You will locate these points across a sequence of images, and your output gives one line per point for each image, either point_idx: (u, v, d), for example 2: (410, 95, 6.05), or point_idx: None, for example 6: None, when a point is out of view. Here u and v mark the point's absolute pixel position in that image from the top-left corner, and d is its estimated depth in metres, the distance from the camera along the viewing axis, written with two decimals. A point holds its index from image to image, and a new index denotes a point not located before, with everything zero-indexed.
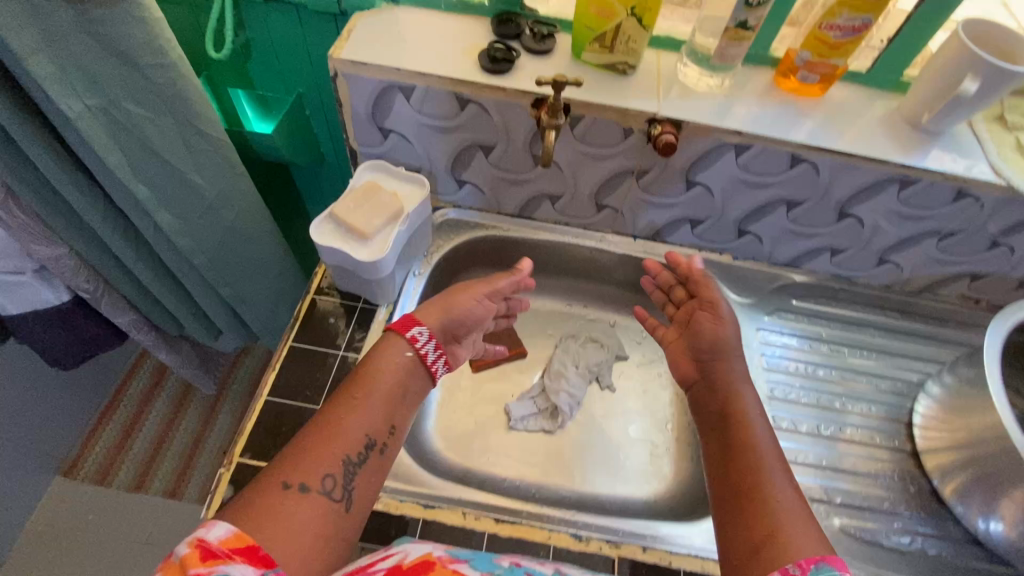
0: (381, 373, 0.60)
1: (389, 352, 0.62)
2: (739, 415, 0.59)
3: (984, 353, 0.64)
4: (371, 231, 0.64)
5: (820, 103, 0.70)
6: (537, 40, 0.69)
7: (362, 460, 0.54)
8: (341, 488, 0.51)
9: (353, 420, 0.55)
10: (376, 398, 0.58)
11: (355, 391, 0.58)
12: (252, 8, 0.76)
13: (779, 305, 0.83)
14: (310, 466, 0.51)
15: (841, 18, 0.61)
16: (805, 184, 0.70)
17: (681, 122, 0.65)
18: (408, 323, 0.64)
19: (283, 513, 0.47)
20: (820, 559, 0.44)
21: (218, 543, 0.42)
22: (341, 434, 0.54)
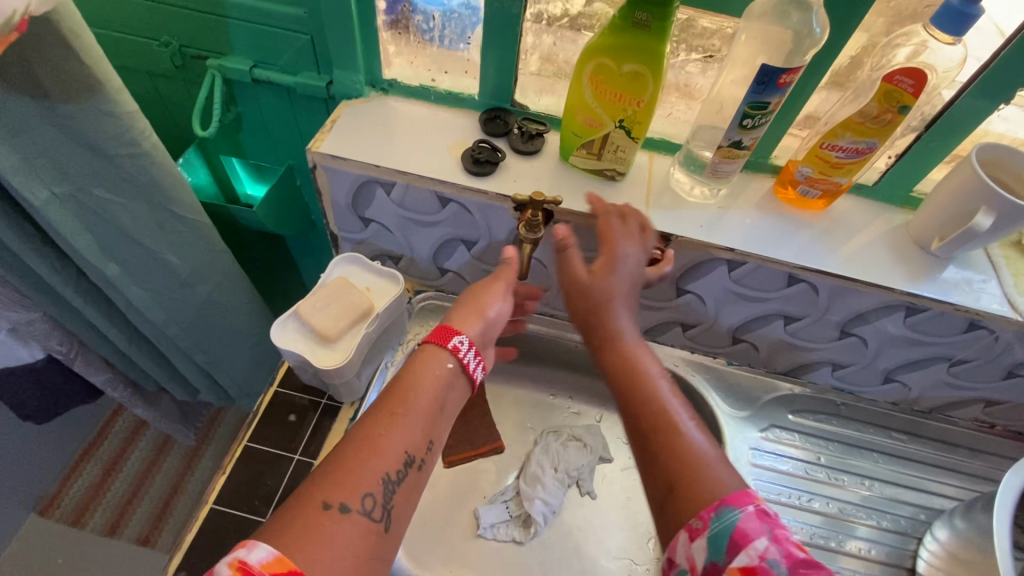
0: (421, 383, 0.55)
1: (430, 364, 0.57)
2: (633, 372, 0.56)
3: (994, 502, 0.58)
4: (336, 334, 0.61)
5: (821, 217, 0.66)
6: (525, 140, 0.67)
7: (402, 478, 0.50)
8: (380, 507, 0.48)
9: (391, 436, 0.51)
10: (418, 413, 0.54)
11: (391, 402, 0.53)
12: (243, 86, 0.75)
13: (776, 420, 0.76)
14: (350, 483, 0.47)
15: (843, 140, 0.57)
16: (804, 301, 0.66)
17: (669, 235, 0.62)
18: (446, 333, 0.58)
19: (321, 533, 0.44)
20: (721, 504, 0.45)
21: (258, 568, 0.40)
22: (383, 449, 0.50)
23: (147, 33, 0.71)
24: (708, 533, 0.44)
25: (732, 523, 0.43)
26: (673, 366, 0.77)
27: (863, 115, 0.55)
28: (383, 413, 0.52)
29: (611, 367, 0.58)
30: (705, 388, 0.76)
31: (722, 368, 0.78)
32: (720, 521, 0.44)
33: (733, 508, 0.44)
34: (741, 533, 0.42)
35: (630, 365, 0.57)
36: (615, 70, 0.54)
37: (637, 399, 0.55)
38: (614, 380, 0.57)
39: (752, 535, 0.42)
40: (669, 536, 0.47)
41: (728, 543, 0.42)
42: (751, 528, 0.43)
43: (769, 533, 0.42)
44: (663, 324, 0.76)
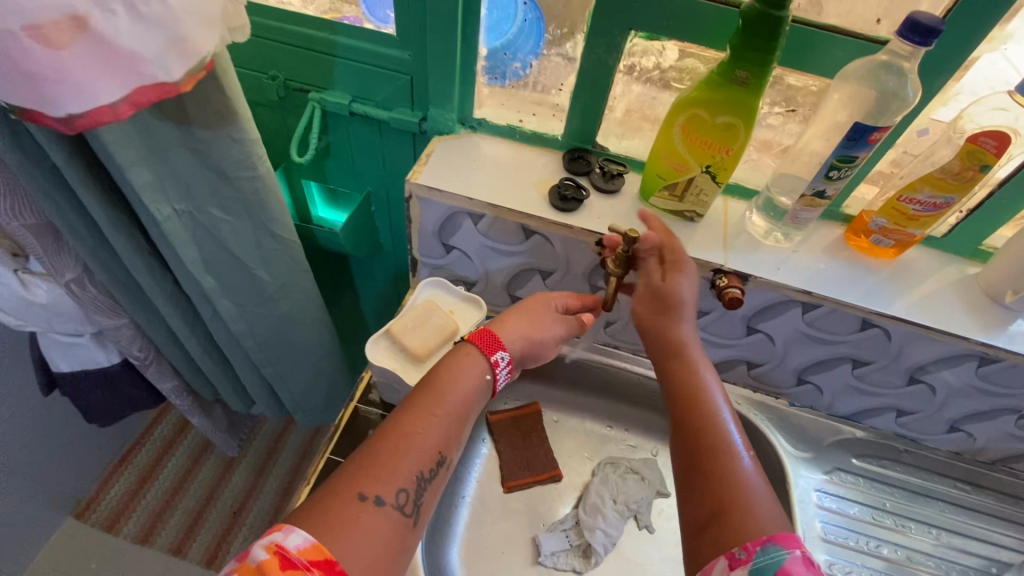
0: (456, 389, 0.57)
1: (470, 369, 0.59)
2: (694, 399, 0.56)
3: None
4: (426, 355, 0.64)
5: (892, 265, 0.68)
6: (606, 179, 0.70)
7: (430, 477, 0.52)
8: (411, 503, 0.50)
9: (426, 433, 0.53)
10: (451, 415, 0.56)
11: (431, 395, 0.56)
12: (338, 118, 0.81)
13: (839, 463, 0.77)
14: (386, 478, 0.49)
15: (922, 194, 0.60)
16: (874, 346, 0.68)
17: (747, 276, 0.64)
18: (494, 345, 0.61)
19: (356, 524, 0.46)
20: (767, 539, 0.43)
21: (294, 554, 0.41)
22: (417, 446, 0.52)
23: (258, 68, 0.77)
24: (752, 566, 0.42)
25: (779, 561, 0.42)
26: (736, 404, 0.78)
27: (944, 171, 0.58)
28: (422, 411, 0.54)
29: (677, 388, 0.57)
30: (768, 428, 0.77)
31: (784, 410, 0.78)
32: (766, 557, 0.42)
33: (781, 547, 0.42)
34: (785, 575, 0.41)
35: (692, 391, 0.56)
36: (709, 121, 0.58)
37: (698, 423, 0.54)
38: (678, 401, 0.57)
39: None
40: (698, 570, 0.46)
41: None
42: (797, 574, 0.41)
43: None
44: (728, 361, 0.77)
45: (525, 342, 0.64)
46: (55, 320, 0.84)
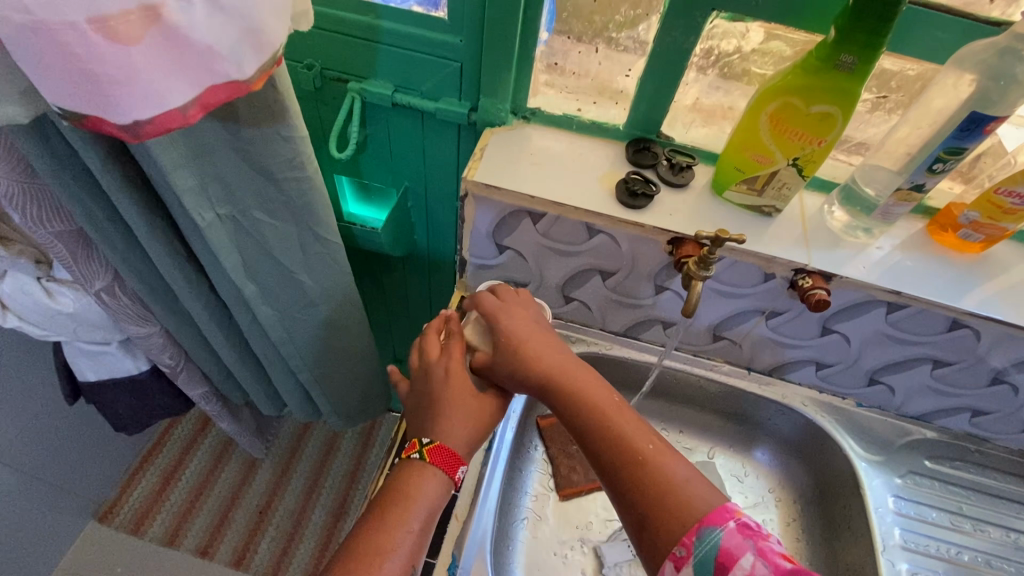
0: (422, 502, 0.52)
1: (426, 483, 0.54)
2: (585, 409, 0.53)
3: None
4: None
5: (979, 260, 0.64)
6: (675, 172, 0.66)
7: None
8: None
9: (392, 555, 0.49)
10: (418, 531, 0.52)
11: (399, 503, 0.52)
12: (378, 109, 0.76)
13: (911, 465, 0.74)
14: None
15: (1022, 186, 0.56)
16: (959, 347, 0.64)
17: (832, 275, 0.60)
18: (455, 462, 0.55)
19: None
20: (700, 525, 0.45)
21: None
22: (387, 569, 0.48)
23: (293, 57, 0.72)
24: (694, 561, 0.43)
25: (715, 544, 0.43)
26: (800, 405, 0.76)
27: None
28: (392, 530, 0.50)
29: (564, 403, 0.55)
30: (836, 430, 0.74)
31: (851, 410, 0.75)
32: (704, 545, 0.43)
33: (714, 527, 0.44)
34: (725, 554, 0.43)
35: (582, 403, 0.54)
36: (803, 110, 0.53)
37: (601, 426, 0.52)
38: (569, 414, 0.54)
39: (738, 553, 0.42)
40: (652, 567, 0.46)
41: (714, 567, 0.43)
42: (735, 547, 0.43)
43: (754, 549, 0.42)
44: (796, 362, 0.74)
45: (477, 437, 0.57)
46: (82, 329, 0.79)
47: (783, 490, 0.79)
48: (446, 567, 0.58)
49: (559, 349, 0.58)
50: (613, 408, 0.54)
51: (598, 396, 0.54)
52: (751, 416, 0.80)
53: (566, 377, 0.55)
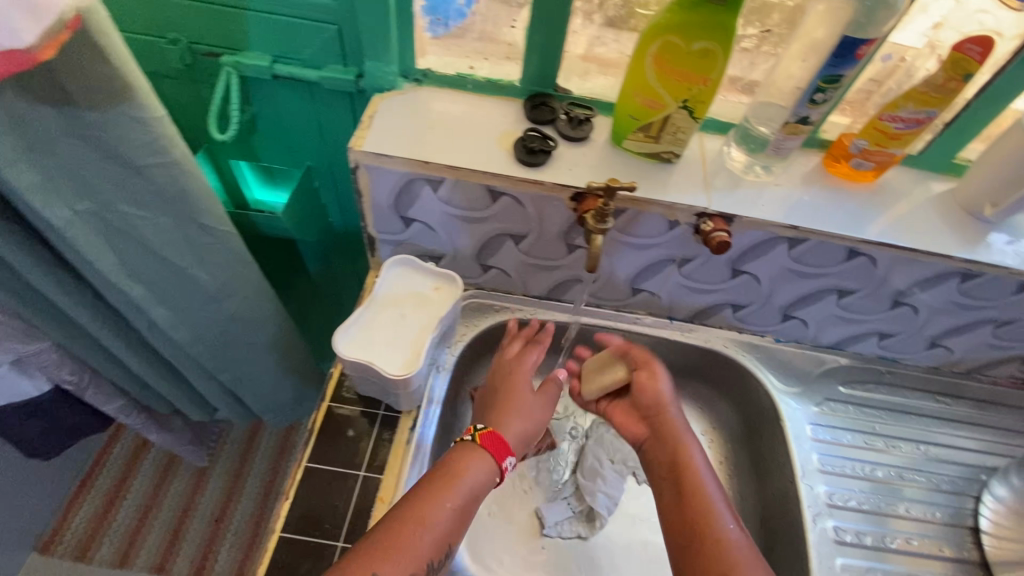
0: (468, 479, 0.56)
1: (473, 465, 0.57)
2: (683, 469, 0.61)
3: None
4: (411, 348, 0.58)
5: (873, 188, 0.66)
6: (573, 125, 0.64)
7: (438, 563, 0.52)
8: None
9: (439, 524, 0.52)
10: (461, 507, 0.54)
11: (450, 482, 0.55)
12: (260, 83, 0.70)
13: (828, 393, 0.77)
14: (398, 557, 0.49)
15: (905, 111, 0.57)
16: (860, 275, 0.66)
17: (732, 217, 0.61)
18: (502, 450, 0.59)
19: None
20: None
21: None
22: (429, 531, 0.51)
23: (153, 31, 0.65)
24: None
25: None
26: (722, 347, 0.77)
27: (928, 85, 0.56)
28: (437, 497, 0.53)
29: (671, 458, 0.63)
30: (756, 367, 0.77)
31: (770, 346, 0.78)
32: None
33: None
34: None
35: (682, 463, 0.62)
36: (684, 48, 0.52)
37: (693, 493, 0.59)
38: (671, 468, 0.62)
39: None
40: None
41: None
42: None
43: None
44: (712, 306, 0.75)
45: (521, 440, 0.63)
46: None
47: (714, 431, 0.81)
48: None
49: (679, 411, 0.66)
50: (705, 480, 0.60)
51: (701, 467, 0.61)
52: (680, 363, 0.81)
53: (680, 438, 0.64)
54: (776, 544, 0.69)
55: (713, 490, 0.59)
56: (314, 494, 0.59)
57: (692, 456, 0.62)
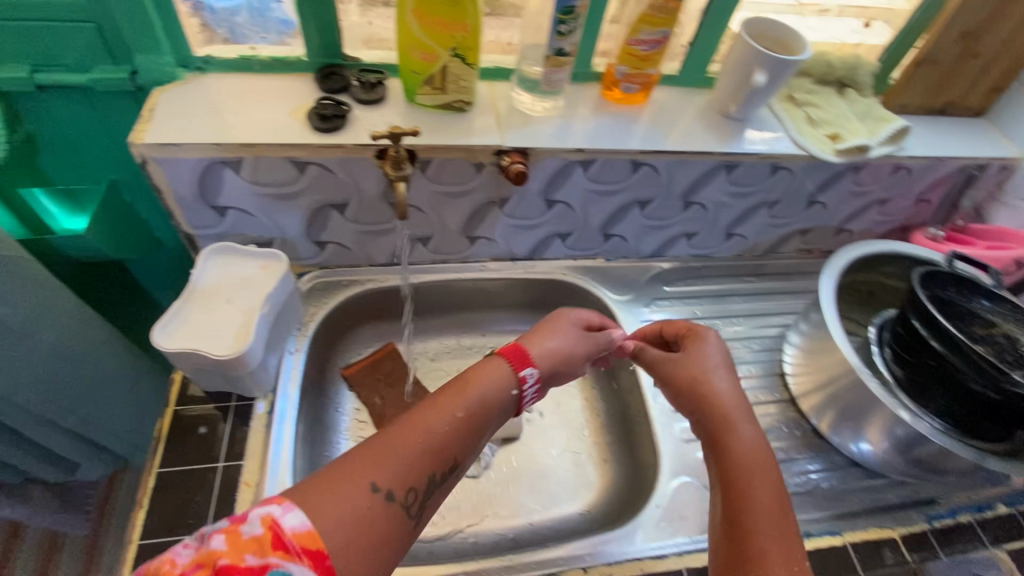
0: (483, 386, 0.53)
1: (491, 376, 0.54)
2: (737, 472, 0.49)
3: (820, 297, 0.72)
4: (242, 330, 0.58)
5: (645, 108, 0.76)
6: (366, 89, 0.67)
7: (441, 481, 0.47)
8: (418, 503, 0.44)
9: (449, 432, 0.48)
10: (474, 416, 0.51)
11: (453, 391, 0.52)
12: (25, 97, 0.65)
13: (655, 295, 0.88)
14: (399, 467, 0.44)
15: (644, 33, 0.66)
16: (649, 183, 0.76)
17: (527, 149, 0.67)
18: (520, 361, 0.57)
19: (356, 508, 0.40)
20: None
21: (288, 537, 0.36)
22: (438, 442, 0.47)
23: None
24: None
25: None
26: (562, 276, 0.85)
27: (653, 8, 0.65)
28: (444, 404, 0.49)
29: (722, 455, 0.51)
30: (591, 285, 0.86)
31: (602, 266, 0.87)
32: None
33: None
34: None
35: (736, 465, 0.50)
36: None
37: (735, 486, 0.49)
38: (712, 446, 0.53)
39: None
40: None
41: None
42: None
43: None
44: (543, 240, 0.82)
45: (549, 361, 0.60)
46: None
47: None
48: None
49: (727, 391, 0.55)
50: (758, 472, 0.49)
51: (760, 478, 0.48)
52: (531, 298, 0.88)
53: (721, 416, 0.54)
54: (634, 428, 0.78)
55: (759, 483, 0.48)
56: (172, 496, 0.58)
57: (734, 443, 0.51)
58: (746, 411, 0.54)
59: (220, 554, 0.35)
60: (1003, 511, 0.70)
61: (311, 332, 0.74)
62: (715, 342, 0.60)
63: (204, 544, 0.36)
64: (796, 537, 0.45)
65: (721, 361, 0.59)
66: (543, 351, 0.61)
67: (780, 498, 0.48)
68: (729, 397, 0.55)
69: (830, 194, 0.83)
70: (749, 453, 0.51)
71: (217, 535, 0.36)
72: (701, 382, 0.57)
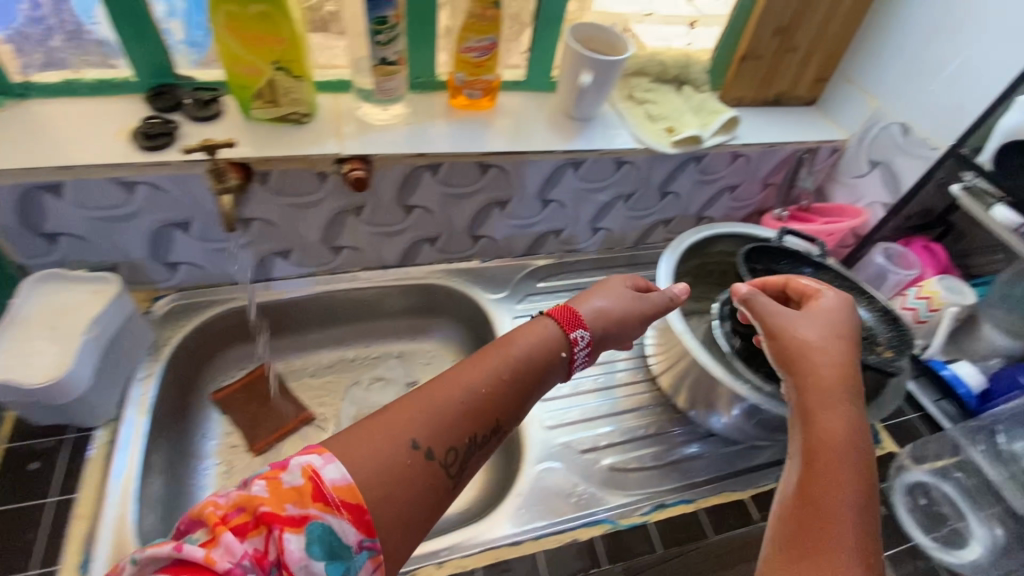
0: (521, 348, 0.54)
1: (532, 336, 0.56)
2: (825, 444, 0.47)
3: (658, 274, 0.75)
4: (58, 363, 0.58)
5: (492, 112, 0.79)
6: (199, 107, 0.67)
7: (482, 443, 0.48)
8: (458, 464, 0.46)
9: (491, 396, 0.49)
10: (512, 381, 0.52)
11: (495, 354, 0.53)
12: None
13: (528, 291, 0.90)
14: (440, 430, 0.45)
15: (471, 41, 0.69)
16: (502, 184, 0.78)
17: (368, 156, 0.68)
18: (574, 321, 0.58)
19: (398, 463, 0.43)
20: None
21: (328, 489, 0.39)
22: (477, 408, 0.48)
23: None
24: None
25: None
26: (436, 280, 0.87)
27: (473, 17, 0.68)
28: (489, 372, 0.50)
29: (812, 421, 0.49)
30: (465, 287, 0.87)
31: (476, 267, 0.89)
32: None
33: None
34: None
35: (831, 440, 0.47)
36: (243, 13, 0.58)
37: (824, 465, 0.46)
38: (801, 416, 0.51)
39: None
40: None
41: None
42: None
43: None
44: (411, 246, 0.83)
45: (606, 320, 0.62)
46: None
47: (459, 353, 0.90)
48: (76, 562, 0.57)
49: (836, 366, 0.52)
50: (847, 455, 0.46)
51: (853, 455, 0.46)
52: (409, 304, 0.88)
53: (822, 392, 0.50)
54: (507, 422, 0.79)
55: (849, 465, 0.46)
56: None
57: (830, 423, 0.48)
58: (852, 388, 0.51)
59: (262, 501, 0.38)
60: None
61: (167, 354, 0.73)
62: (839, 312, 0.57)
63: (242, 489, 0.40)
64: (869, 513, 0.44)
65: (837, 333, 0.55)
66: (590, 309, 0.61)
67: (868, 484, 0.45)
68: (851, 374, 0.51)
69: (679, 185, 0.89)
70: (841, 436, 0.47)
71: (258, 481, 0.40)
72: (821, 351, 0.53)
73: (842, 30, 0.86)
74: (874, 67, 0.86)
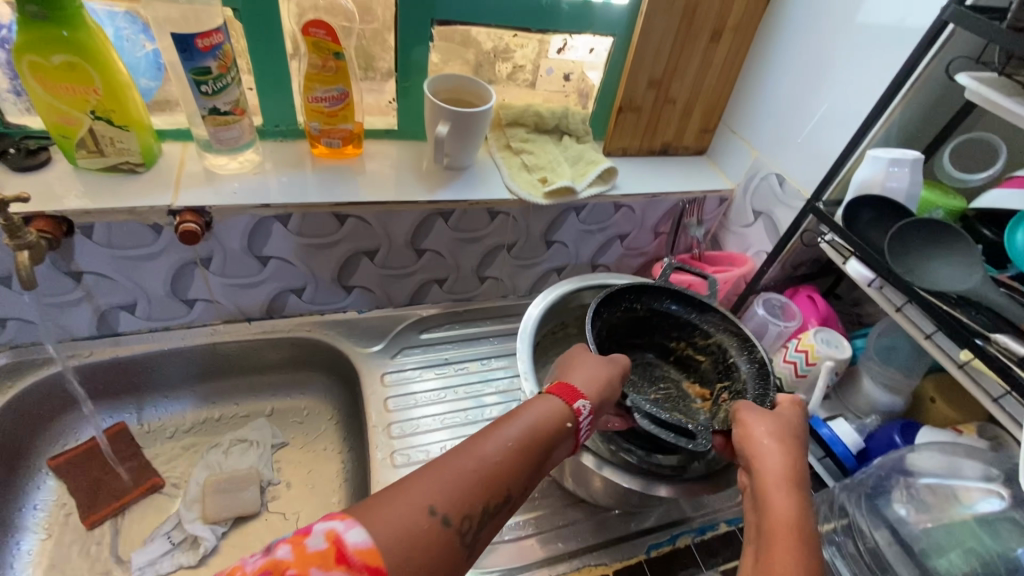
0: (530, 413, 0.50)
1: (546, 409, 0.51)
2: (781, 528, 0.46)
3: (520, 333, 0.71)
4: None
5: (357, 160, 0.77)
6: (24, 156, 0.64)
7: (495, 512, 0.44)
8: (472, 533, 0.42)
9: (504, 463, 0.45)
10: (524, 448, 0.47)
11: (502, 422, 0.49)
12: None
13: (407, 343, 0.86)
14: (456, 494, 0.42)
15: (318, 91, 0.68)
16: (365, 234, 0.75)
17: (204, 208, 0.65)
18: (574, 392, 0.53)
19: (408, 529, 0.39)
20: None
21: (349, 554, 0.37)
22: (491, 477, 0.44)
23: None
24: None
25: None
26: (306, 332, 0.82)
27: (315, 67, 0.67)
28: (501, 442, 0.46)
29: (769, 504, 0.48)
30: (337, 340, 0.83)
31: (352, 318, 0.85)
32: None
33: None
34: None
35: (783, 525, 0.46)
36: (48, 64, 0.55)
37: (779, 541, 0.45)
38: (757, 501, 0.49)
39: None
40: None
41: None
42: None
43: None
44: (275, 296, 0.79)
45: (604, 388, 0.56)
46: None
47: (332, 409, 0.85)
48: None
49: (787, 456, 0.51)
50: (801, 537, 0.45)
51: (804, 541, 0.45)
52: (279, 358, 0.84)
53: (774, 476, 0.49)
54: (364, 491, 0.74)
55: (801, 546, 0.44)
56: None
57: (783, 505, 0.47)
58: (804, 479, 0.50)
59: (287, 564, 0.36)
60: (723, 529, 0.71)
61: None
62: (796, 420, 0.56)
63: (265, 555, 0.37)
64: None
65: (788, 432, 0.54)
66: (586, 376, 0.56)
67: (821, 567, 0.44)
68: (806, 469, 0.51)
69: (563, 235, 0.87)
70: (793, 518, 0.46)
71: (281, 545, 0.37)
72: (780, 445, 0.52)
73: (719, 83, 0.86)
74: (750, 119, 0.86)
